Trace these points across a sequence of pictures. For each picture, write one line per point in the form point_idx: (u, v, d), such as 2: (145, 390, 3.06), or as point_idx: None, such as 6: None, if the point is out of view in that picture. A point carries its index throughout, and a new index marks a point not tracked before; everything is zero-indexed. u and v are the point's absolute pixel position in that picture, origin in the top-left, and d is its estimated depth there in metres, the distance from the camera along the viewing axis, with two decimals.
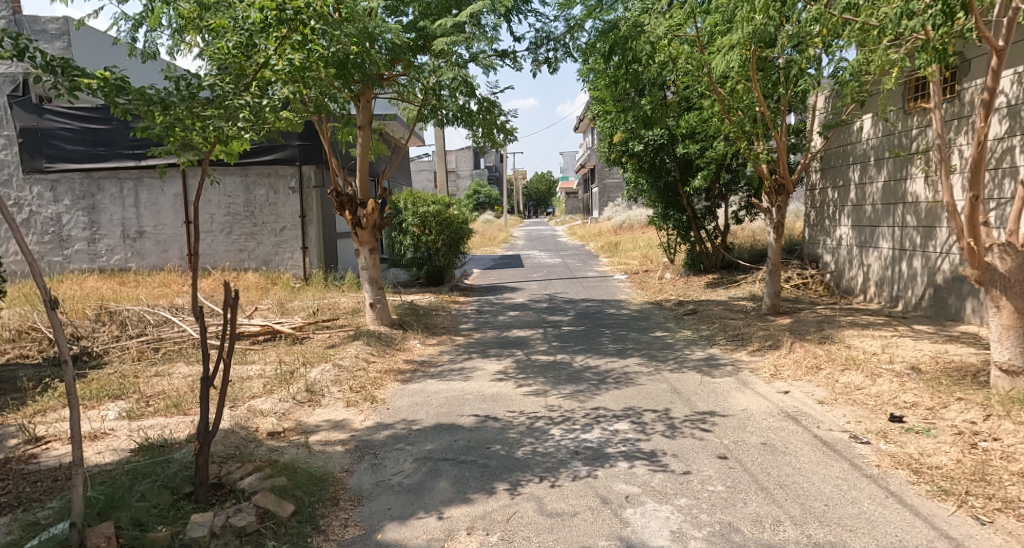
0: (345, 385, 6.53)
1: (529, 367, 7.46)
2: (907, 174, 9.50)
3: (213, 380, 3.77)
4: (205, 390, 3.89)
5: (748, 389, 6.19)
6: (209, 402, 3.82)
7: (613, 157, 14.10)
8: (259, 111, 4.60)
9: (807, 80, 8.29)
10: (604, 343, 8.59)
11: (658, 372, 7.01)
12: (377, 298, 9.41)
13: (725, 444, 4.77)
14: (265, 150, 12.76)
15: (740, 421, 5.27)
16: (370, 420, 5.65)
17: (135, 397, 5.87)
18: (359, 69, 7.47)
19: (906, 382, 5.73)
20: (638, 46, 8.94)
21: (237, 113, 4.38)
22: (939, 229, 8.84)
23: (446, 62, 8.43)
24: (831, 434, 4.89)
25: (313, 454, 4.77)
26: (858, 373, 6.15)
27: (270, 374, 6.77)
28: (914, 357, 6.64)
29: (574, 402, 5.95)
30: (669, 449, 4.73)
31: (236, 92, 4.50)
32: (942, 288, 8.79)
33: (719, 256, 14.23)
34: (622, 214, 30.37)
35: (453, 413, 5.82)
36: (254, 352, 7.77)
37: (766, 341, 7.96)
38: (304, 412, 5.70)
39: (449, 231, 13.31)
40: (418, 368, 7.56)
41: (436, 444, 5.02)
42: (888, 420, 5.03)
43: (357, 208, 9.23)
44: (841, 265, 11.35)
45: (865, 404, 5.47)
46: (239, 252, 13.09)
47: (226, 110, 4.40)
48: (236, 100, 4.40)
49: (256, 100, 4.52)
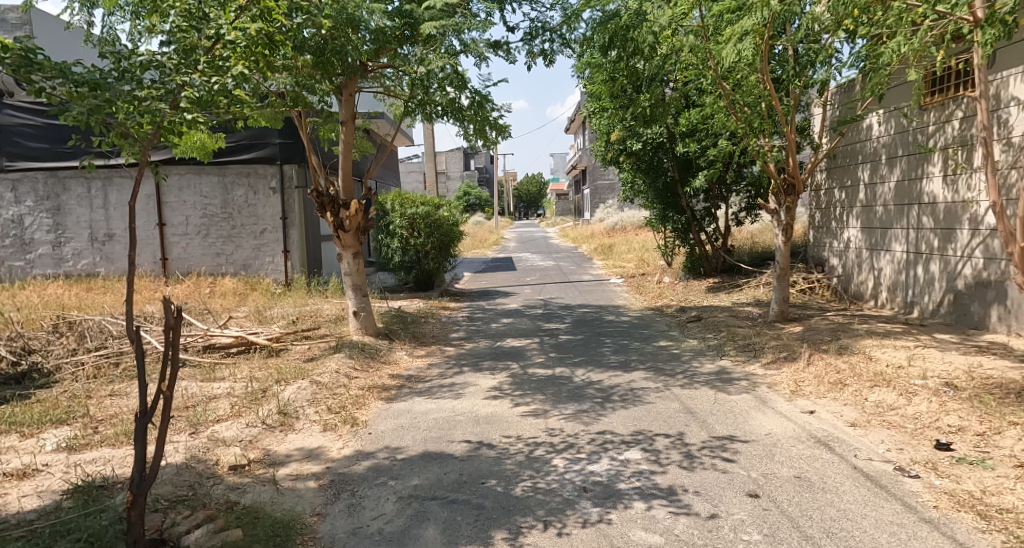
0: (322, 406, 5.89)
1: (526, 382, 6.86)
2: (923, 173, 8.95)
3: (150, 418, 3.14)
4: (141, 426, 3.23)
5: (768, 409, 5.61)
6: (145, 444, 3.19)
7: (609, 156, 13.52)
8: (213, 99, 4.08)
9: (826, 72, 7.73)
10: (605, 354, 7.98)
11: (667, 388, 6.41)
12: (360, 306, 8.77)
13: (753, 479, 4.18)
14: (244, 148, 12.14)
15: (765, 448, 4.67)
16: (349, 448, 5.01)
17: (83, 422, 5.22)
18: (339, 56, 6.86)
19: (947, 403, 5.16)
20: (640, 36, 8.47)
21: (183, 96, 3.83)
22: (959, 231, 8.29)
23: (435, 51, 7.77)
24: (872, 465, 4.31)
25: (281, 493, 4.15)
26: (889, 391, 5.59)
27: (240, 392, 6.11)
28: (946, 371, 6.07)
29: (578, 425, 5.34)
30: (689, 484, 4.14)
31: (184, 73, 3.98)
32: (963, 294, 8.24)
33: (719, 258, 13.67)
34: (615, 216, 29.73)
35: (441, 439, 5.21)
36: (225, 367, 7.12)
37: (780, 353, 7.37)
38: (274, 439, 5.05)
39: (438, 233, 12.70)
40: (404, 384, 6.93)
41: (423, 479, 4.41)
42: (934, 448, 4.47)
43: (340, 209, 8.59)
44: (849, 269, 10.80)
45: (903, 427, 4.90)
46: (216, 256, 12.39)
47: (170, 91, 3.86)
48: (181, 77, 3.89)
49: (207, 80, 4.01)
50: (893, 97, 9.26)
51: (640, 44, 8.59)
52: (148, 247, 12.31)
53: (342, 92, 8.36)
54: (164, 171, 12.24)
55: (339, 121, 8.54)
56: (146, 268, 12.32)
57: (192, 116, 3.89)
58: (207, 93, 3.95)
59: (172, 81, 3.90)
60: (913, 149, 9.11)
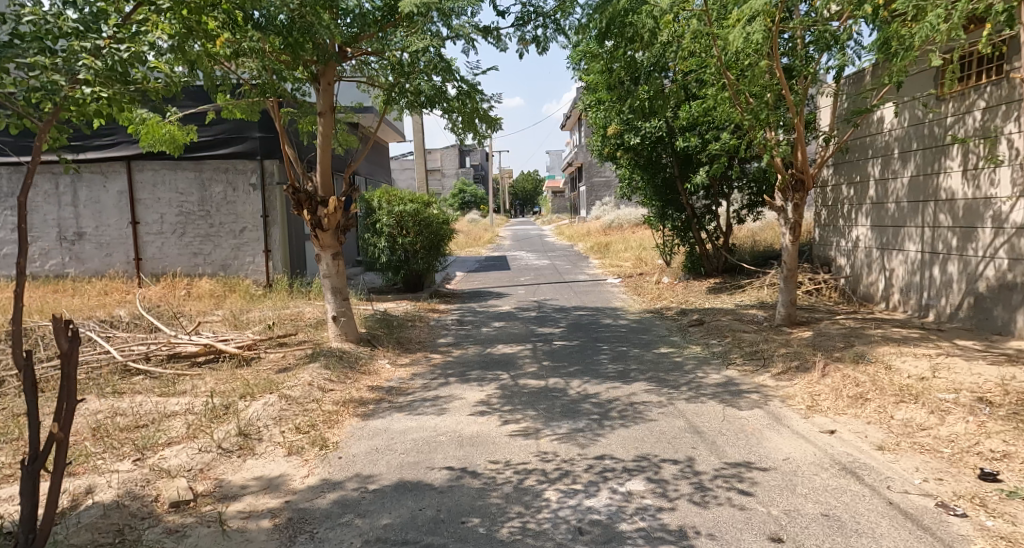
0: (289, 425, 5.31)
1: (516, 395, 6.29)
2: (940, 167, 8.40)
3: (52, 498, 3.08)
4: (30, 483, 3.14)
5: (783, 428, 5.06)
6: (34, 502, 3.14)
7: (606, 152, 12.94)
8: (126, 70, 3.90)
9: (842, 55, 7.07)
10: (602, 362, 7.41)
11: (672, 403, 5.85)
12: (341, 310, 8.19)
13: (774, 517, 3.64)
14: (222, 142, 11.56)
15: (785, 477, 4.11)
16: (314, 477, 4.44)
17: (12, 447, 4.63)
18: (309, 36, 6.30)
19: (985, 423, 4.62)
20: (639, 20, 7.97)
21: (84, 66, 3.63)
22: (981, 230, 7.76)
23: (419, 33, 7.26)
24: (910, 499, 3.77)
25: (228, 538, 3.61)
26: (918, 408, 5.03)
27: (201, 408, 5.53)
28: (976, 384, 5.53)
29: (573, 448, 4.79)
30: (700, 524, 3.60)
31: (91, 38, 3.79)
32: (985, 297, 7.72)
33: (719, 258, 13.12)
34: (611, 213, 29.15)
35: (419, 465, 4.64)
36: (188, 379, 6.53)
37: (791, 362, 6.79)
38: (229, 466, 4.47)
39: (428, 231, 12.12)
40: (383, 398, 6.35)
41: (394, 517, 3.87)
42: (978, 478, 3.94)
43: (318, 206, 8.01)
44: (857, 269, 10.27)
45: (937, 451, 4.35)
46: (193, 255, 11.80)
47: (70, 63, 3.66)
48: (83, 45, 3.69)
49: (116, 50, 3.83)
50: (908, 88, 8.74)
51: (639, 29, 8.04)
52: (121, 246, 11.69)
53: (319, 81, 7.82)
54: (138, 166, 11.63)
55: (317, 113, 7.97)
56: (119, 268, 11.72)
57: (94, 89, 3.68)
58: (114, 63, 3.77)
59: (76, 50, 3.70)
60: (929, 142, 8.57)
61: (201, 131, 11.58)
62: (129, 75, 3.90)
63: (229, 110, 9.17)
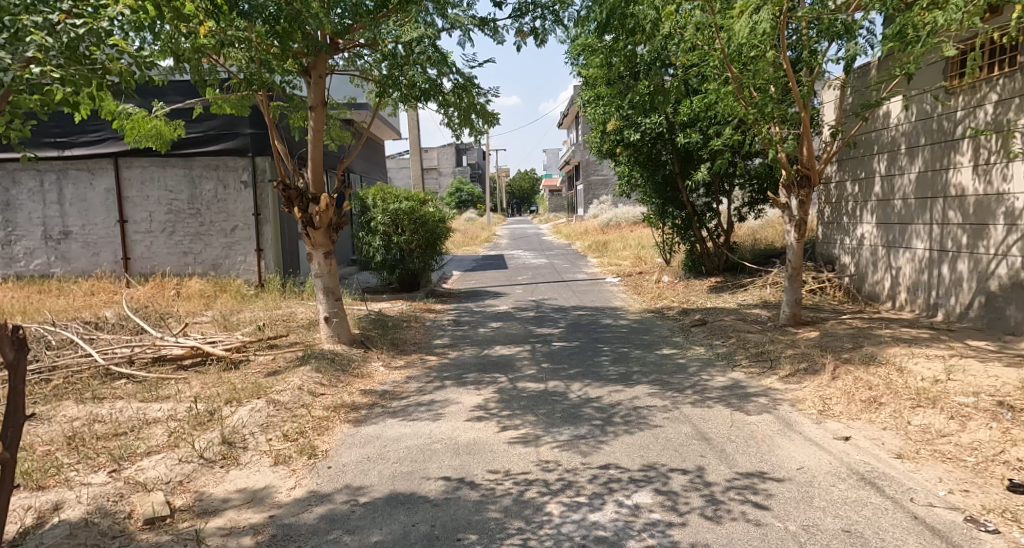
0: (276, 432, 5.06)
1: (515, 399, 6.05)
2: (949, 163, 8.18)
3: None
4: None
5: (795, 435, 4.82)
6: None
7: (605, 148, 12.71)
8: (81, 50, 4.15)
9: (854, 45, 6.88)
10: (604, 365, 7.16)
11: (677, 408, 5.61)
12: (333, 311, 7.94)
13: (792, 534, 3.42)
14: (212, 139, 11.32)
15: (801, 488, 3.87)
16: (300, 489, 4.19)
17: None
18: (298, 24, 6.09)
19: (1010, 430, 4.39)
20: (640, 11, 7.82)
21: (32, 44, 3.87)
22: (993, 227, 7.54)
23: (413, 23, 7.01)
24: (936, 513, 3.55)
25: None
26: (936, 412, 4.79)
27: (185, 415, 5.28)
28: (994, 387, 5.30)
29: (575, 457, 4.55)
30: (714, 541, 3.39)
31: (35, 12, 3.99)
32: (997, 296, 7.49)
33: (720, 256, 12.88)
34: (609, 212, 28.88)
35: (413, 475, 4.40)
36: (172, 383, 6.28)
37: (800, 364, 6.55)
38: (210, 478, 4.23)
39: (424, 229, 11.86)
40: (376, 402, 6.10)
41: (386, 533, 3.65)
42: (1007, 490, 3.71)
43: (309, 203, 7.74)
44: (863, 268, 10.04)
45: (961, 460, 4.12)
46: (183, 255, 11.54)
47: (21, 42, 3.90)
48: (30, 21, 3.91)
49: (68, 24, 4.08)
50: (917, 82, 8.53)
51: (641, 21, 7.89)
52: (109, 246, 11.43)
53: (310, 74, 7.60)
54: (125, 163, 11.37)
55: (308, 107, 7.74)
56: (107, 268, 11.44)
57: (41, 69, 3.92)
58: (68, 42, 4.01)
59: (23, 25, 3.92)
60: (938, 136, 8.36)
61: (190, 127, 11.34)
62: (85, 57, 4.16)
63: (218, 105, 8.92)
